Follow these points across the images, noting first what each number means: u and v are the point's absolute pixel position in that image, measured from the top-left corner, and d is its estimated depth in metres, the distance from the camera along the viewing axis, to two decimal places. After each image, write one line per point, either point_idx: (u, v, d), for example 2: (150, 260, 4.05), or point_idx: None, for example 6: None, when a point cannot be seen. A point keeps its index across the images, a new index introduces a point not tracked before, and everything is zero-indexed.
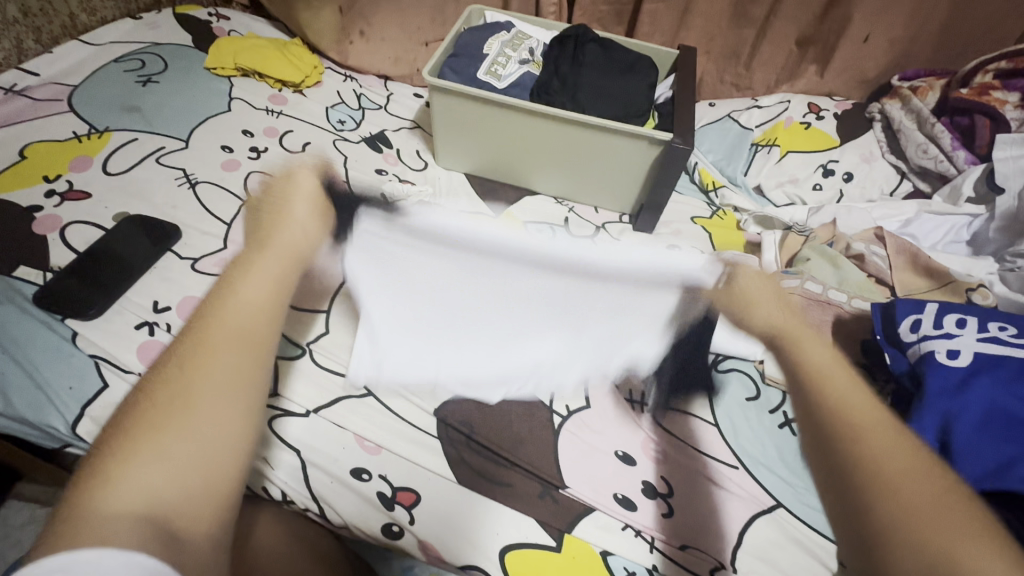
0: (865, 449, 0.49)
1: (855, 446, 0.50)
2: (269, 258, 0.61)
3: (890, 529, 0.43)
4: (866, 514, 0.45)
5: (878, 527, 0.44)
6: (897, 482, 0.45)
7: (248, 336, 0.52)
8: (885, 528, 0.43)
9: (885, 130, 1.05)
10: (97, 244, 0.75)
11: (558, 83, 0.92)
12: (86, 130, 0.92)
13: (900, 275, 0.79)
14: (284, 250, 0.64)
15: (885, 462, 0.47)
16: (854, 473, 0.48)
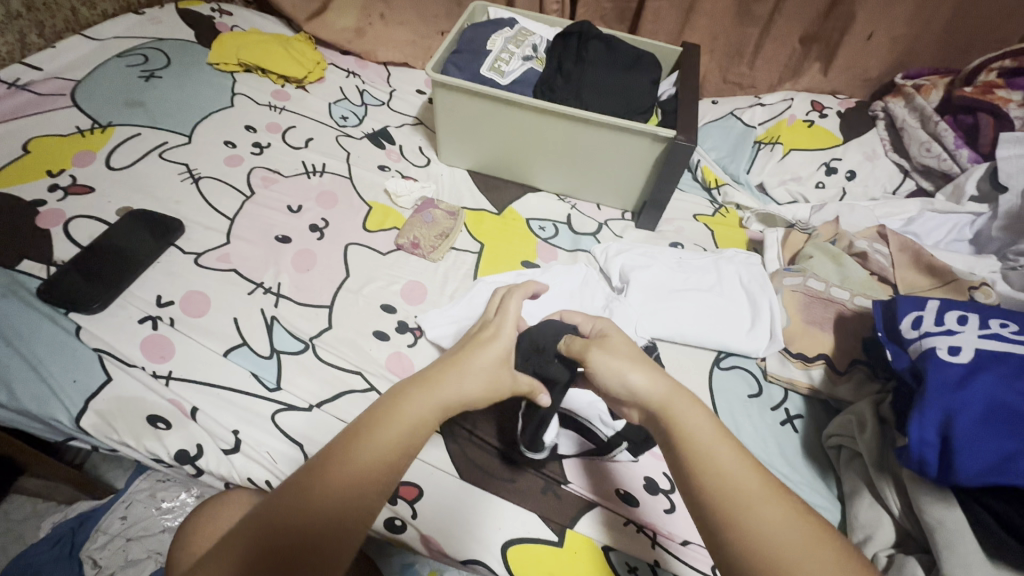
0: (750, 529, 0.38)
1: (731, 531, 0.39)
2: (473, 390, 0.49)
3: (733, 557, 0.38)
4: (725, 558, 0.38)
5: (730, 554, 0.38)
6: (740, 501, 0.39)
7: (297, 498, 0.40)
8: (726, 556, 0.38)
9: (888, 128, 1.05)
10: (101, 238, 0.75)
11: (561, 79, 0.92)
12: (89, 124, 0.92)
13: (903, 274, 0.79)
14: (487, 371, 0.50)
15: (737, 483, 0.40)
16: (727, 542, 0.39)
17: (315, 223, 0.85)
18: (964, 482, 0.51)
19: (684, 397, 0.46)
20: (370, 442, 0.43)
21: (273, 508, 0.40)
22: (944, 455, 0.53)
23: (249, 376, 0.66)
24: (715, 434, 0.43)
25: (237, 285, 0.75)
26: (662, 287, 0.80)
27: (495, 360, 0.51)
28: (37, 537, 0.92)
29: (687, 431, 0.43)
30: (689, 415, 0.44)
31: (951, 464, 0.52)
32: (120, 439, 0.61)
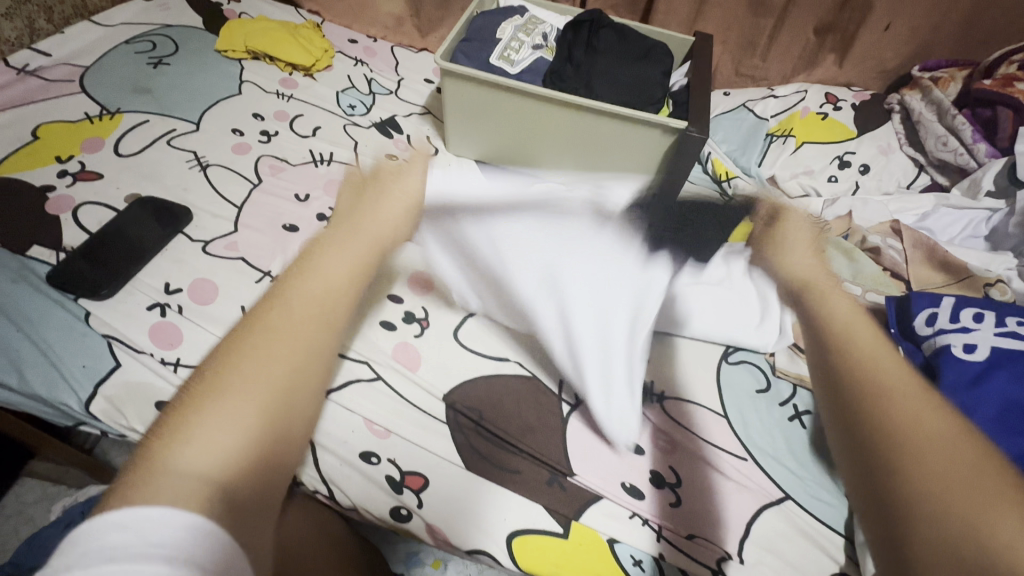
0: (925, 468, 0.40)
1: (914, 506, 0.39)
2: (337, 265, 0.55)
3: (909, 501, 0.40)
4: (897, 517, 0.40)
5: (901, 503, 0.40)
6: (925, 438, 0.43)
7: (261, 344, 0.45)
8: (878, 492, 0.42)
9: (904, 122, 1.03)
10: (111, 224, 0.75)
11: (571, 69, 0.91)
12: (98, 111, 0.92)
13: (916, 270, 0.77)
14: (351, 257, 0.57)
15: (932, 466, 0.40)
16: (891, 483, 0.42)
17: (322, 211, 0.85)
18: None
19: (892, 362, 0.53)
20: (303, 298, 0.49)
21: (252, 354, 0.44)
22: None
23: None
24: (916, 415, 0.45)
25: (244, 273, 0.75)
26: (672, 279, 0.78)
27: (368, 243, 0.60)
28: (47, 520, 0.93)
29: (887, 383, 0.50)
30: (889, 370, 0.52)
31: None
32: (129, 424, 0.62)
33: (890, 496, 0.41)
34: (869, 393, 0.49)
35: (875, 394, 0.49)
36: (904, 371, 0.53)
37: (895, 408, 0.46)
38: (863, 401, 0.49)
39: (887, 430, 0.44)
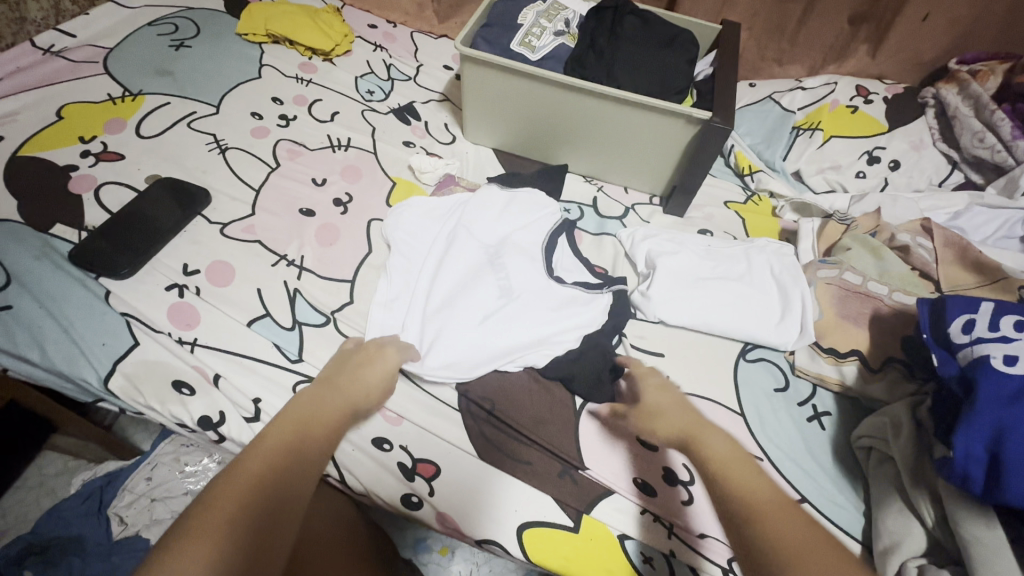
0: (733, 487, 0.50)
1: (755, 529, 0.45)
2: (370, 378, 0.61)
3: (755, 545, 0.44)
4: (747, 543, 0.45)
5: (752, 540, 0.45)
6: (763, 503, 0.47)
7: (294, 428, 0.53)
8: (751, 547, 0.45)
9: (938, 117, 0.99)
10: (131, 205, 0.76)
11: (594, 56, 0.89)
12: (120, 92, 0.93)
13: (947, 270, 0.75)
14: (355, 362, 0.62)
15: (754, 496, 0.48)
16: (729, 501, 0.49)
17: (339, 197, 0.85)
18: (1012, 501, 0.48)
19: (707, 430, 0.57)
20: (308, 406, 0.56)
21: (277, 438, 0.51)
22: (991, 471, 0.50)
23: (271, 347, 0.66)
24: (734, 459, 0.53)
25: (261, 256, 0.75)
26: (689, 274, 0.78)
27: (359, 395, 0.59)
28: (67, 493, 0.96)
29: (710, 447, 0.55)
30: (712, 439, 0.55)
31: (998, 481, 0.49)
32: (146, 402, 0.62)
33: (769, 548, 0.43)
34: (681, 435, 0.58)
35: (680, 435, 0.58)
36: (688, 421, 0.59)
37: (708, 448, 0.55)
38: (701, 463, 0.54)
39: (706, 465, 0.53)
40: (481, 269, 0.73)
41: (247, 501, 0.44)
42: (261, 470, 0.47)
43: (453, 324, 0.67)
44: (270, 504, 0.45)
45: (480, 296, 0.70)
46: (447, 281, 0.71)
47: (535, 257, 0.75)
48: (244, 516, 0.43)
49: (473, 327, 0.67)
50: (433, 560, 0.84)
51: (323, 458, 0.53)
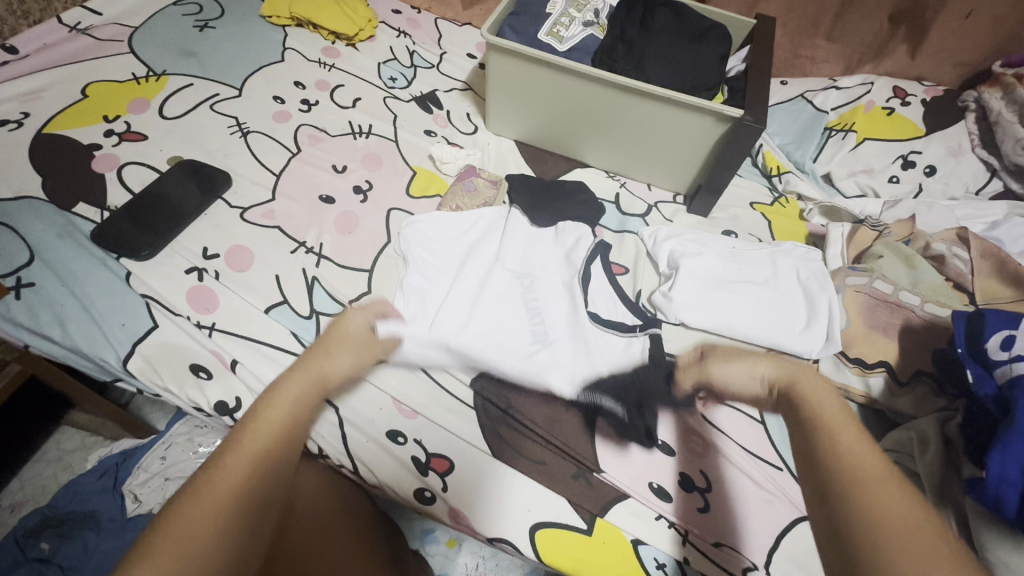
0: (837, 460, 0.44)
1: (852, 503, 0.41)
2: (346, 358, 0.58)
3: (848, 521, 0.40)
4: (835, 518, 0.41)
5: (844, 516, 0.41)
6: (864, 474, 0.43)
7: (271, 434, 0.48)
8: (843, 525, 0.40)
9: (980, 121, 0.95)
10: (153, 186, 0.76)
11: (623, 48, 0.87)
12: (144, 72, 0.93)
13: (982, 282, 0.72)
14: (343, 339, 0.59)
15: (857, 468, 0.43)
16: (820, 471, 0.44)
17: (359, 185, 0.84)
18: None
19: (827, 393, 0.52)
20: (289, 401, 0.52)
21: (250, 445, 0.47)
22: None
23: (288, 335, 0.66)
24: (837, 422, 0.48)
25: (280, 242, 0.75)
26: (711, 276, 0.77)
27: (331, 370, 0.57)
28: (84, 469, 0.97)
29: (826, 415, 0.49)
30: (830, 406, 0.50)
31: None
32: (163, 384, 0.62)
33: (863, 529, 0.39)
34: (793, 395, 0.54)
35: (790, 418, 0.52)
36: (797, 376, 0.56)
37: (818, 410, 0.50)
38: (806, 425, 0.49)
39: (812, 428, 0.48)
40: (504, 283, 0.72)
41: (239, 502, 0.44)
42: (243, 486, 0.44)
43: (472, 333, 0.66)
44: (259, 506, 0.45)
45: (501, 310, 0.69)
46: (464, 290, 0.70)
47: (556, 274, 0.74)
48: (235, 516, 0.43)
49: (493, 340, 0.66)
50: (440, 551, 0.84)
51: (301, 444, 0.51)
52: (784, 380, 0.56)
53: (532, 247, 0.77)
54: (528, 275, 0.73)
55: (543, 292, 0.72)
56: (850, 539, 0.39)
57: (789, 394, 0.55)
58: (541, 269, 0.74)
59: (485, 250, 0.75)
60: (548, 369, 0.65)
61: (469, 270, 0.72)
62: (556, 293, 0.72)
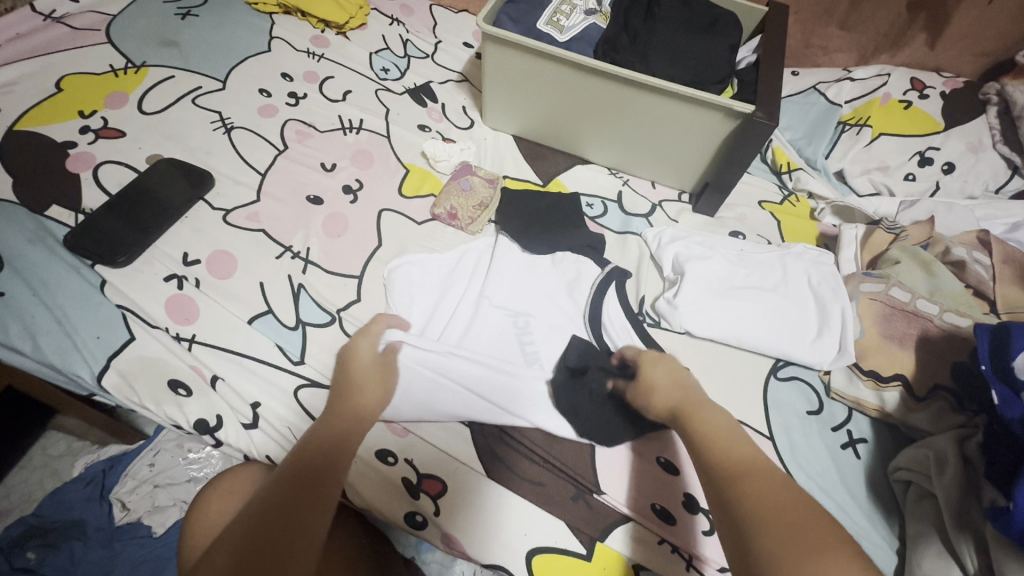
0: (719, 458, 0.46)
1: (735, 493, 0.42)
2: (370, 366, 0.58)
3: (739, 514, 0.41)
4: (727, 511, 0.42)
5: (732, 509, 0.41)
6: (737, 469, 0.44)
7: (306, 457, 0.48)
8: (734, 519, 0.41)
9: (1002, 116, 0.90)
10: (129, 187, 0.72)
11: (627, 39, 0.82)
12: (123, 64, 0.88)
13: (1004, 290, 0.68)
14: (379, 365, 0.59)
15: (728, 461, 0.45)
16: (709, 469, 0.45)
17: (348, 184, 0.80)
18: None
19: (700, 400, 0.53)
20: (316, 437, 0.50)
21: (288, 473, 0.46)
22: None
23: (272, 348, 0.62)
24: (717, 428, 0.49)
25: (265, 247, 0.71)
26: (719, 283, 0.73)
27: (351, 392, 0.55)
28: (71, 475, 0.95)
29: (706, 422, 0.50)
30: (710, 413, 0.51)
31: None
32: (140, 401, 0.59)
33: (749, 521, 0.40)
34: (678, 411, 0.52)
35: (675, 410, 0.53)
36: (683, 394, 0.54)
37: (705, 419, 0.50)
38: (692, 435, 0.49)
39: (696, 436, 0.49)
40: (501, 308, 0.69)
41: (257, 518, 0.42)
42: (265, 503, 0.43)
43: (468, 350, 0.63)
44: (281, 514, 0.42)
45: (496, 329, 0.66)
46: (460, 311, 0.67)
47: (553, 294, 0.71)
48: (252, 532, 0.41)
49: (485, 371, 0.62)
50: (435, 560, 0.77)
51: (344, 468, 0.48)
52: (665, 403, 0.54)
53: (526, 269, 0.73)
54: (523, 295, 0.70)
55: (540, 334, 0.67)
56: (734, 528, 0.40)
57: (675, 412, 0.53)
58: (539, 306, 0.70)
59: (479, 273, 0.72)
60: (546, 398, 0.61)
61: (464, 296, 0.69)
62: (554, 330, 0.68)
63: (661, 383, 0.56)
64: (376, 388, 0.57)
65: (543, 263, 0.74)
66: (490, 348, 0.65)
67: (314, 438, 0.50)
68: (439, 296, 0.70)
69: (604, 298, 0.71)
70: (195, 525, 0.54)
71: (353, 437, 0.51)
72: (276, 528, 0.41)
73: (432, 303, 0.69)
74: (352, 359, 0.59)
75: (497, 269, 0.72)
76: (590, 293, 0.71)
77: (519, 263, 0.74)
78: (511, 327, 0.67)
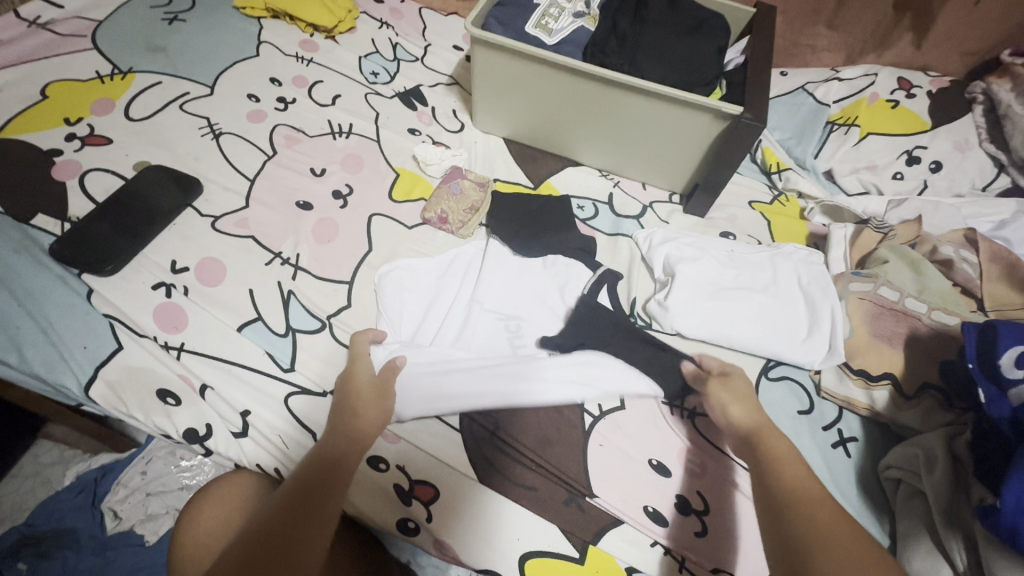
0: (784, 484, 0.46)
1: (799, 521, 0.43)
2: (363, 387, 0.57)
3: (799, 539, 0.42)
4: (784, 532, 0.43)
5: (794, 533, 0.43)
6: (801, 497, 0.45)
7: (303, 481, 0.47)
8: (790, 540, 0.42)
9: (987, 114, 0.91)
10: (114, 196, 0.71)
11: (615, 41, 0.82)
12: (109, 70, 0.88)
13: (991, 288, 0.69)
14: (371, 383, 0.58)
15: (798, 489, 0.46)
16: (772, 491, 0.46)
17: (339, 188, 0.80)
18: None
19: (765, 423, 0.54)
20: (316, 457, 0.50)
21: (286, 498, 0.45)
22: None
23: (262, 355, 0.62)
24: (786, 454, 0.49)
25: (255, 254, 0.70)
26: (710, 283, 0.73)
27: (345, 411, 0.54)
28: (61, 485, 0.94)
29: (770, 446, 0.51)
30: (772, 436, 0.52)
31: None
32: (129, 411, 0.58)
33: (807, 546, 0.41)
34: (748, 433, 0.53)
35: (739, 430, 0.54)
36: (753, 417, 0.55)
37: (771, 445, 0.51)
38: (758, 456, 0.50)
39: (761, 458, 0.50)
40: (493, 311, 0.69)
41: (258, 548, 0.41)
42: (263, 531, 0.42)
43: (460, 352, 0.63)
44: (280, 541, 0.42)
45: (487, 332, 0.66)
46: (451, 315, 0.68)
47: (545, 296, 0.71)
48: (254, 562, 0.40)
49: (476, 373, 0.61)
50: (431, 563, 0.75)
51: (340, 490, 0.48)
52: (733, 421, 0.55)
53: (518, 273, 0.73)
54: (516, 298, 0.71)
55: (532, 337, 0.68)
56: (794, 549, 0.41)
57: (749, 434, 0.53)
58: (532, 309, 0.70)
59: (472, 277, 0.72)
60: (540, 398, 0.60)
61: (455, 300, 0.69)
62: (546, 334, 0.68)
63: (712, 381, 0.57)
64: (374, 408, 0.56)
65: (536, 267, 0.74)
66: (483, 351, 0.66)
67: (312, 460, 0.49)
68: (430, 301, 0.70)
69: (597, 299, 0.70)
70: (190, 538, 0.53)
71: (352, 455, 0.51)
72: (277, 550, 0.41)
73: (424, 308, 0.69)
74: (353, 376, 0.58)
75: (489, 273, 0.72)
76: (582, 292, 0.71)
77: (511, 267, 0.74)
78: (503, 330, 0.68)
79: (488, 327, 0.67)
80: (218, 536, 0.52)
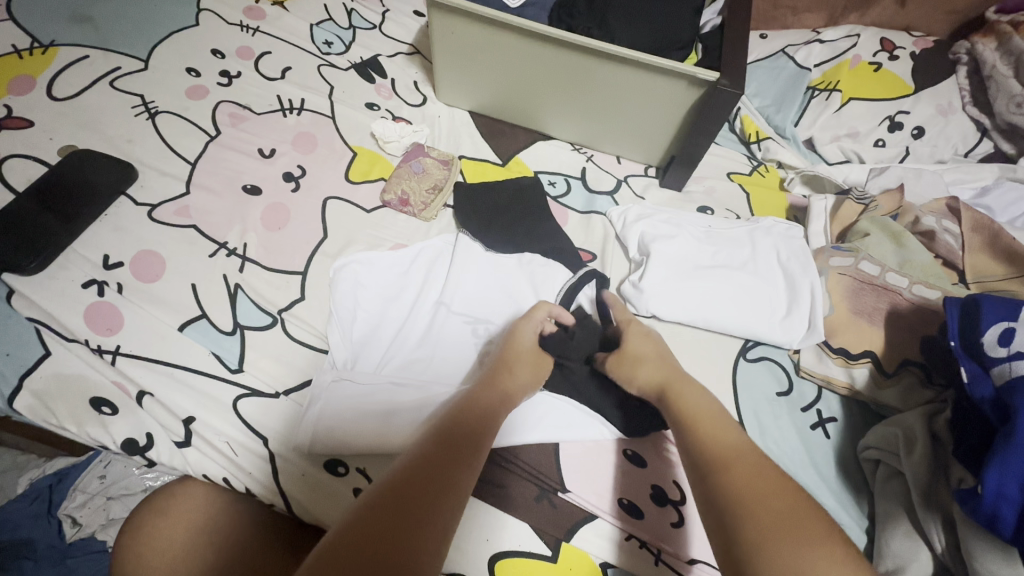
0: (701, 444, 0.45)
1: (719, 478, 0.41)
2: (524, 376, 0.56)
3: (718, 498, 0.40)
4: (707, 494, 0.41)
5: (716, 493, 0.40)
6: (725, 456, 0.43)
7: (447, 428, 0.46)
8: (713, 500, 0.40)
9: (971, 76, 0.88)
10: (11, 205, 0.62)
11: (584, 3, 0.77)
12: (28, 43, 0.79)
13: (973, 258, 0.67)
14: (529, 362, 0.57)
15: (718, 445, 0.44)
16: (693, 453, 0.45)
17: (289, 170, 0.74)
18: None
19: (687, 385, 0.52)
20: (468, 407, 0.49)
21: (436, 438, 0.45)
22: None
23: (208, 357, 0.58)
24: (706, 413, 0.48)
25: (196, 245, 0.65)
26: (686, 262, 0.70)
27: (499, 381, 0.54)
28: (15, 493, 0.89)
29: (689, 405, 0.49)
30: (693, 396, 0.50)
31: None
32: (59, 424, 0.54)
33: (728, 504, 0.39)
34: (659, 394, 0.52)
35: (662, 389, 0.52)
36: (669, 376, 0.53)
37: (686, 402, 0.50)
38: (676, 418, 0.49)
39: (681, 419, 0.48)
40: (459, 316, 0.64)
41: (409, 476, 0.40)
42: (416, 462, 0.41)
43: (425, 367, 0.60)
44: (428, 476, 0.40)
45: (451, 343, 0.62)
46: (415, 323, 0.63)
47: (516, 297, 0.67)
48: (403, 485, 0.39)
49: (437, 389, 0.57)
50: None
51: (487, 443, 0.47)
52: (649, 380, 0.54)
53: (485, 271, 0.68)
54: (482, 300, 0.66)
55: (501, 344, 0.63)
56: (727, 514, 0.38)
57: (660, 392, 0.52)
58: (502, 314, 0.65)
59: (438, 274, 0.67)
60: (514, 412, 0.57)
61: (420, 303, 0.64)
62: None
63: (657, 358, 0.55)
64: (526, 372, 0.56)
65: (507, 259, 0.70)
66: (448, 360, 0.61)
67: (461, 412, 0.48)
68: (391, 294, 0.65)
69: (573, 300, 0.67)
70: (138, 525, 0.53)
71: (498, 416, 0.50)
72: (421, 482, 0.40)
73: (383, 301, 0.64)
74: (513, 343, 0.58)
75: (456, 271, 0.67)
76: (557, 300, 0.66)
77: (481, 267, 0.69)
78: (470, 337, 0.63)
79: (456, 336, 0.62)
80: (158, 529, 0.52)
